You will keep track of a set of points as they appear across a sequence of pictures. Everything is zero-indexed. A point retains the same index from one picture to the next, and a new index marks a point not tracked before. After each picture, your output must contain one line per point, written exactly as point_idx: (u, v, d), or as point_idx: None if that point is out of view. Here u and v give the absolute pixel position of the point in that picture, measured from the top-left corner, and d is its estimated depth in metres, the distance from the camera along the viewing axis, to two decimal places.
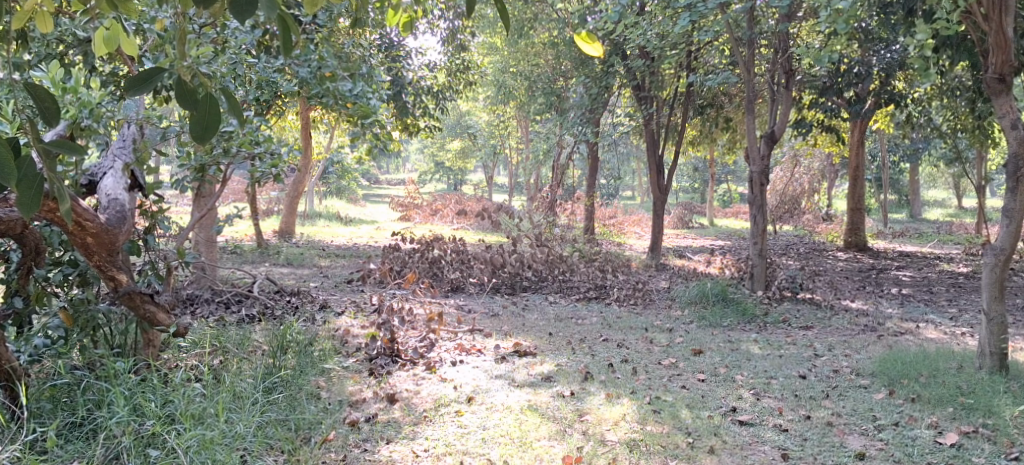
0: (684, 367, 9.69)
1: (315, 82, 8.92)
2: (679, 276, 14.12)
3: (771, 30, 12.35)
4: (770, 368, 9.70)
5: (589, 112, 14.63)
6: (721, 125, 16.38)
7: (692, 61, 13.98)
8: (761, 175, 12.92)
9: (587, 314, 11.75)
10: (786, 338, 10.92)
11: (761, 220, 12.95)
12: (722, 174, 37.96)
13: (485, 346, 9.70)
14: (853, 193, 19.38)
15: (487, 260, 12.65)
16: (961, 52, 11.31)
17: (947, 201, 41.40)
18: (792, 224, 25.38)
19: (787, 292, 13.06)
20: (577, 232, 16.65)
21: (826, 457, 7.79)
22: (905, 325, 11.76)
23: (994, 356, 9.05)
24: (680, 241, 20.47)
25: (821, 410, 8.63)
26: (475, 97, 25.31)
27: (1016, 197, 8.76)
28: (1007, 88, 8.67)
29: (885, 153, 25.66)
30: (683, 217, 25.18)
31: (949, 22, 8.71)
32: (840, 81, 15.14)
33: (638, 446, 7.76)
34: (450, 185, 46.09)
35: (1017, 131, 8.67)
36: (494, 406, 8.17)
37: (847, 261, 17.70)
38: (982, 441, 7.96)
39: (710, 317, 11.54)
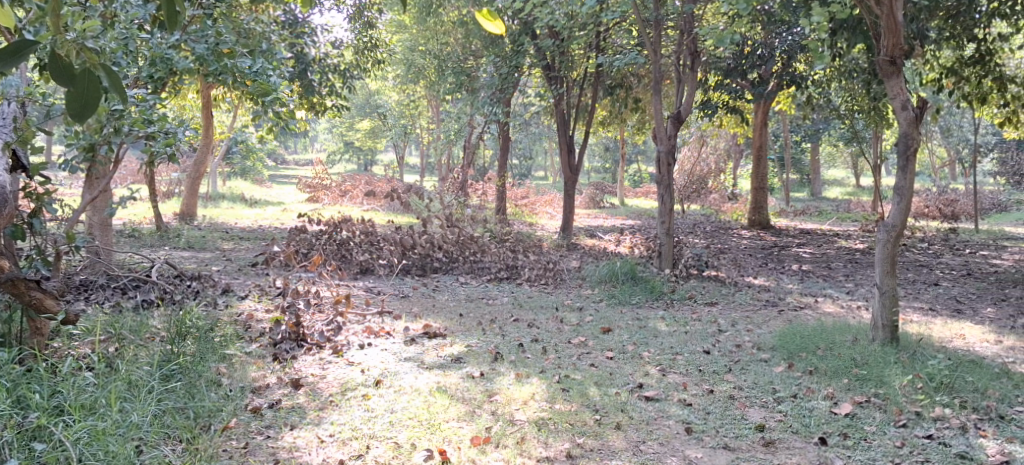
0: (593, 346, 9.76)
1: (213, 58, 8.65)
2: (590, 256, 14.23)
3: (676, 11, 12.51)
4: (676, 344, 9.84)
5: (499, 91, 14.50)
6: (630, 105, 16.54)
7: (600, 41, 14.05)
8: (668, 155, 13.05)
9: (497, 294, 11.75)
10: (692, 314, 11.10)
11: (668, 200, 13.11)
12: (632, 155, 38.35)
13: (394, 329, 9.61)
14: (757, 173, 19.78)
15: (396, 241, 12.52)
16: (856, 35, 11.65)
17: (847, 179, 42.63)
18: (700, 203, 25.78)
19: (693, 270, 13.29)
20: (488, 213, 16.61)
21: (728, 430, 7.95)
22: (805, 300, 12.10)
23: (886, 328, 9.34)
24: (591, 220, 20.60)
25: (724, 384, 8.79)
26: (383, 76, 24.99)
27: (906, 176, 9.06)
28: (897, 70, 8.89)
29: (787, 133, 26.25)
30: (594, 196, 25.35)
31: (845, 6, 8.93)
32: (745, 64, 15.72)
33: (547, 424, 7.83)
34: (361, 166, 45.51)
35: (906, 112, 8.93)
36: (402, 388, 8.11)
37: (751, 239, 18.07)
38: (874, 411, 8.22)
39: (619, 295, 11.67)
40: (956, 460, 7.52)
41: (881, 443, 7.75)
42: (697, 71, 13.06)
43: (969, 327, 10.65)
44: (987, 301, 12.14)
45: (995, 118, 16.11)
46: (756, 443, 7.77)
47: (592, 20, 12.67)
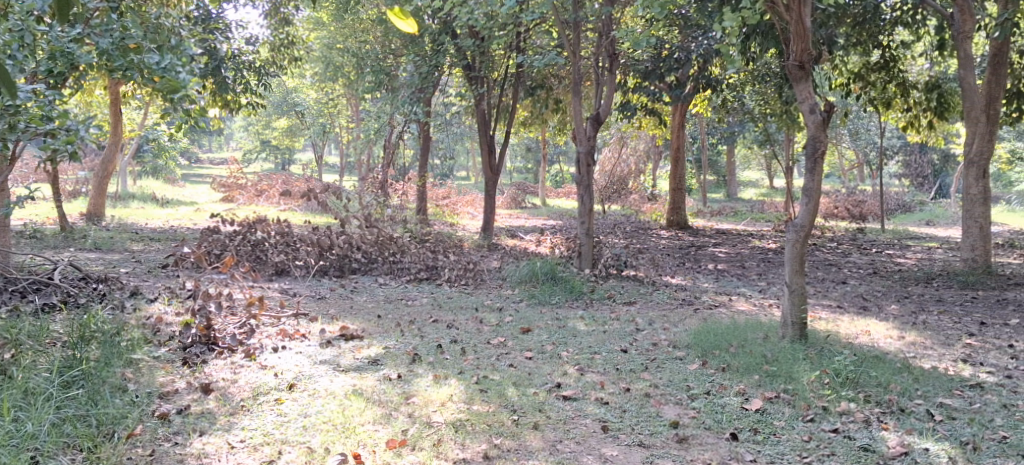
0: (512, 346, 9.77)
1: (118, 54, 8.48)
2: (510, 256, 14.25)
3: (594, 13, 12.62)
4: (594, 343, 9.91)
5: (419, 91, 14.44)
6: (550, 106, 16.61)
7: (520, 42, 14.11)
8: (587, 156, 13.13)
9: (417, 294, 11.69)
10: (611, 314, 11.19)
11: (588, 200, 13.19)
12: (553, 156, 38.53)
13: (310, 331, 9.48)
14: (676, 174, 20.04)
15: (314, 241, 12.35)
16: (768, 40, 11.93)
17: (761, 181, 43.50)
18: (620, 204, 26.02)
19: (612, 270, 13.39)
20: (408, 214, 16.50)
21: (643, 427, 8.05)
22: (719, 298, 12.30)
23: (795, 326, 9.56)
24: (513, 221, 20.62)
25: (640, 382, 8.88)
26: (300, 73, 24.65)
27: (813, 178, 9.26)
28: (806, 74, 9.11)
29: (704, 135, 26.66)
30: (516, 196, 25.38)
31: (755, 11, 9.17)
32: (662, 66, 15.66)
33: (464, 426, 7.83)
34: (278, 164, 44.80)
35: (814, 116, 9.15)
36: (316, 392, 8.03)
37: (669, 239, 18.31)
38: (783, 406, 8.39)
39: (539, 295, 11.71)
40: (860, 453, 7.74)
41: (789, 438, 7.93)
42: (616, 73, 13.19)
43: (874, 324, 10.95)
44: (890, 299, 12.50)
45: (899, 123, 16.62)
46: (670, 439, 7.88)
47: (511, 20, 12.66)
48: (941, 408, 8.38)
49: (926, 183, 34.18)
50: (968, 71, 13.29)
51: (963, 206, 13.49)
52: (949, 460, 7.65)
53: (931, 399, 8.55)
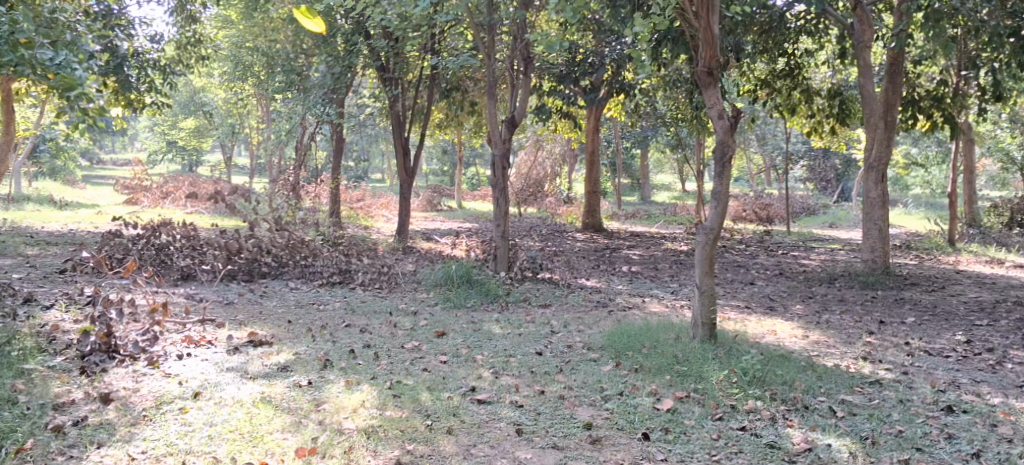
0: (426, 350, 9.65)
1: (8, 48, 8.12)
2: (425, 259, 14.12)
3: (509, 16, 12.63)
4: (509, 346, 9.86)
5: (331, 91, 14.20)
6: (465, 108, 16.54)
7: (434, 44, 14.03)
8: (503, 159, 13.11)
9: (329, 299, 11.49)
10: (526, 316, 11.16)
11: (503, 203, 13.15)
12: (469, 158, 38.43)
13: (216, 338, 9.22)
14: (590, 177, 20.16)
15: (222, 245, 12.06)
16: (678, 45, 12.11)
17: (674, 184, 44.17)
18: (536, 207, 26.07)
19: (527, 272, 13.38)
20: (321, 216, 16.23)
21: (557, 430, 8.04)
22: (632, 300, 12.37)
23: (705, 326, 9.67)
24: (429, 224, 20.43)
25: (555, 384, 8.86)
26: (209, 73, 24.08)
27: (722, 181, 9.40)
28: (714, 81, 9.31)
29: (618, 139, 26.89)
30: (432, 199, 25.23)
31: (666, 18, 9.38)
32: (577, 71, 15.67)
33: (376, 432, 7.74)
34: (185, 165, 43.69)
35: (723, 121, 9.32)
36: (223, 400, 7.85)
37: (585, 241, 18.32)
38: (694, 405, 8.46)
39: (454, 298, 11.63)
40: (766, 450, 7.83)
41: (699, 436, 7.99)
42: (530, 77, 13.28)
43: (780, 324, 11.12)
44: (796, 299, 12.75)
45: (804, 129, 16.95)
46: (584, 441, 7.89)
47: (425, 22, 12.57)
48: (843, 404, 8.53)
49: (830, 186, 35.34)
50: (868, 79, 13.57)
51: (863, 210, 13.79)
52: (850, 455, 7.80)
53: (833, 396, 8.71)
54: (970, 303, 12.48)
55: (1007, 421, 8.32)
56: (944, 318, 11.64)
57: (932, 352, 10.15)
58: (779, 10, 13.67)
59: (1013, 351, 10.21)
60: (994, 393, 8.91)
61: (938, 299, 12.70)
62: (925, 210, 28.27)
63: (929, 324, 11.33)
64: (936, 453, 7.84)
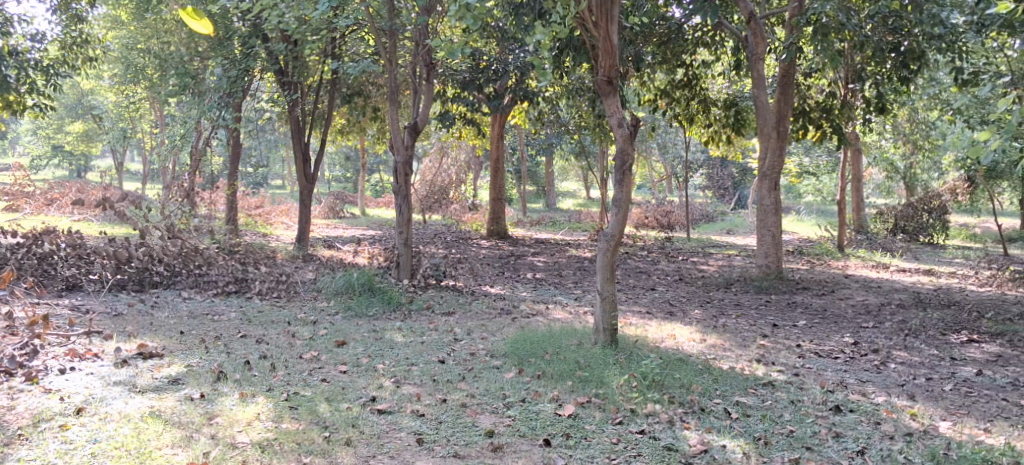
0: (325, 360, 9.46)
1: None
2: (326, 267, 13.87)
3: (410, 21, 12.55)
4: (410, 355, 9.74)
5: (227, 96, 13.87)
6: (368, 114, 16.36)
7: (334, 48, 13.83)
8: (405, 165, 12.99)
9: (224, 308, 11.18)
10: (429, 324, 11.05)
11: (405, 210, 13.05)
12: (373, 164, 38.08)
13: (103, 350, 8.89)
14: (494, 184, 20.15)
15: (110, 254, 11.64)
16: (580, 53, 12.27)
17: (578, 192, 44.60)
18: (441, 214, 25.96)
19: (431, 280, 13.26)
20: (218, 224, 15.82)
21: (458, 438, 7.97)
22: (537, 307, 12.37)
23: (606, 332, 9.73)
24: (330, 231, 20.13)
25: (456, 392, 8.78)
26: (99, 75, 23.28)
27: (622, 188, 9.51)
28: (614, 89, 9.47)
29: (523, 146, 26.96)
30: (333, 206, 24.88)
31: (566, 26, 9.52)
32: (480, 78, 15.85)
33: (271, 446, 7.60)
34: (74, 171, 42.17)
35: (622, 129, 9.47)
36: (107, 416, 7.65)
37: (489, 249, 18.27)
38: (594, 410, 8.48)
39: (355, 307, 11.44)
40: (664, 453, 7.88)
41: (599, 441, 8.01)
42: (432, 83, 13.24)
43: (679, 328, 11.26)
44: (694, 303, 12.92)
45: (702, 138, 17.23)
46: (485, 448, 7.83)
47: (324, 26, 12.39)
48: (737, 406, 8.67)
49: (727, 194, 36.15)
50: (761, 90, 13.84)
51: (757, 217, 14.08)
52: (743, 455, 7.90)
53: (729, 398, 8.83)
54: (858, 306, 12.82)
55: (890, 418, 8.56)
56: (832, 320, 11.95)
57: (821, 353, 10.40)
58: (678, 21, 13.88)
59: (896, 352, 10.53)
60: (878, 392, 9.18)
61: (827, 303, 13.04)
62: (816, 217, 29.11)
63: (819, 327, 11.61)
64: (824, 452, 7.99)
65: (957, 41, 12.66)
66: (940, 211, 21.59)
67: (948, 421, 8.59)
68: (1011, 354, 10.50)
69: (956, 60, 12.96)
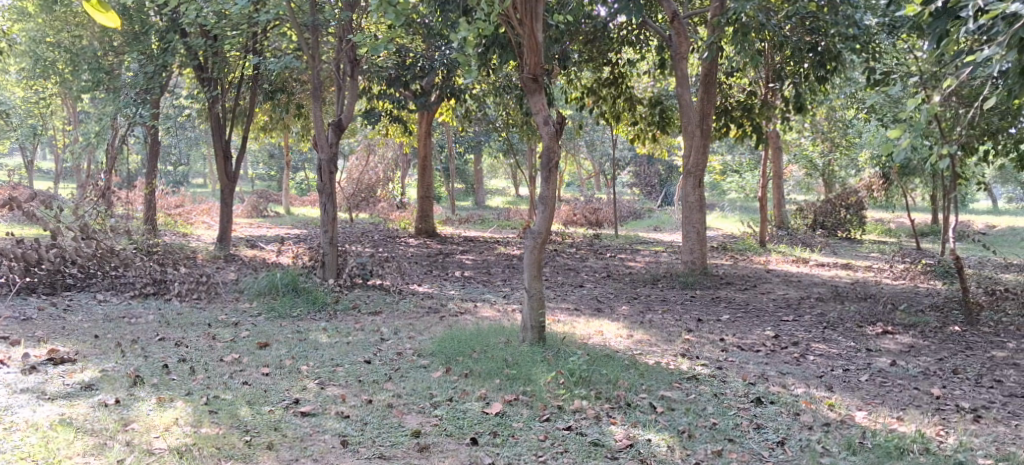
0: (247, 363, 9.27)
1: None
2: (249, 267, 13.61)
3: (334, 17, 12.39)
4: (335, 356, 9.59)
5: (143, 92, 13.51)
6: (291, 111, 16.12)
7: (256, 44, 13.57)
8: (330, 163, 12.82)
9: (142, 311, 10.89)
10: (355, 324, 10.90)
11: (330, 208, 12.87)
12: (297, 161, 37.50)
13: (10, 357, 8.61)
14: (422, 182, 20.02)
15: (19, 256, 11.38)
16: (506, 51, 12.23)
17: (506, 190, 44.56)
18: (368, 212, 25.74)
19: (357, 279, 13.08)
20: (136, 223, 15.42)
21: (383, 439, 7.87)
22: (464, 305, 12.30)
23: (533, 329, 9.73)
24: (254, 230, 19.76)
25: (382, 393, 8.67)
26: (6, 69, 22.45)
27: (548, 186, 9.50)
28: (539, 87, 9.45)
29: (450, 143, 26.84)
30: (257, 204, 24.47)
31: (491, 23, 9.45)
32: (406, 75, 15.78)
33: (189, 451, 7.42)
34: None
35: (548, 126, 9.46)
36: (14, 425, 7.43)
37: (417, 247, 18.12)
38: (522, 407, 8.45)
39: (279, 308, 11.24)
40: (590, 448, 7.88)
41: (526, 438, 7.97)
42: (357, 80, 13.09)
43: (607, 324, 11.28)
44: (622, 300, 12.98)
45: (628, 136, 17.35)
46: (411, 449, 7.74)
47: (244, 21, 12.15)
48: (662, 400, 8.72)
49: (654, 191, 36.47)
50: (685, 89, 13.95)
51: (682, 214, 14.21)
52: (668, 449, 7.93)
53: (654, 393, 8.88)
54: (780, 300, 13.03)
55: (809, 409, 8.69)
56: (755, 314, 12.12)
57: (743, 347, 10.53)
58: (603, 19, 13.96)
59: (815, 344, 10.71)
60: (797, 384, 9.31)
61: (750, 297, 13.22)
62: (739, 214, 29.53)
63: (742, 321, 11.76)
64: (746, 444, 8.07)
65: (870, 42, 12.96)
66: (857, 207, 22.11)
67: (863, 411, 8.75)
68: (923, 344, 10.76)
69: (871, 61, 13.25)
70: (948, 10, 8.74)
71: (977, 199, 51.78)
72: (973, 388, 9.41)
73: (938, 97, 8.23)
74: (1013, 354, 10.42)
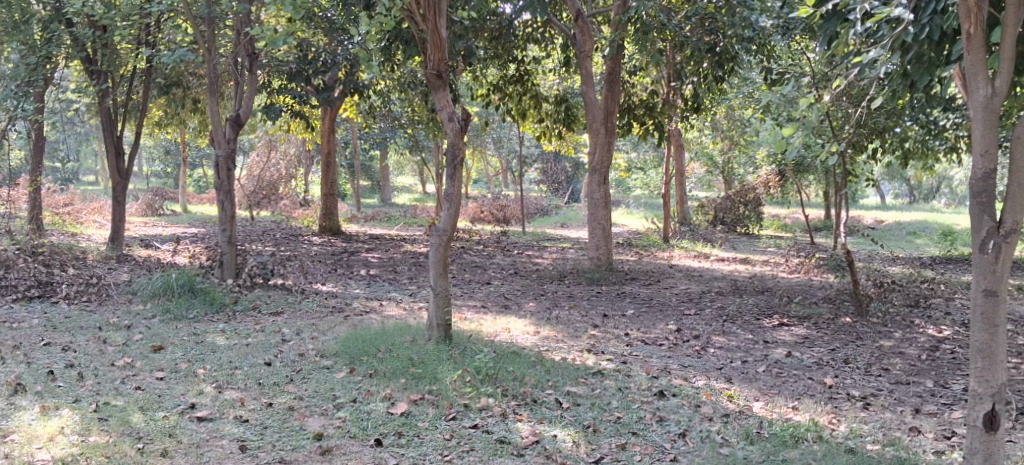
0: (140, 367, 8.91)
1: None
2: (142, 267, 13.13)
3: (230, 10, 12.03)
4: (234, 358, 9.29)
5: (26, 85, 12.91)
6: (188, 106, 15.63)
7: (149, 35, 13.09)
8: (227, 159, 12.45)
9: (26, 315, 10.39)
10: (255, 325, 10.59)
11: (228, 206, 12.49)
12: (194, 159, 36.53)
13: None
14: (326, 178, 19.65)
15: None
16: (409, 47, 12.05)
17: (413, 188, 44.25)
18: (269, 210, 25.17)
19: (258, 279, 12.70)
20: (21, 222, 14.76)
21: (284, 443, 7.63)
22: (370, 304, 12.08)
23: (440, 327, 9.59)
24: (147, 229, 19.09)
25: (284, 395, 8.42)
26: None
27: (454, 182, 9.36)
28: (444, 83, 9.30)
29: (354, 139, 26.45)
30: (152, 203, 23.73)
31: (391, 17, 9.26)
32: (308, 69, 15.56)
33: (74, 461, 7.09)
34: None
35: (453, 123, 9.33)
36: None
37: (321, 245, 17.79)
38: (427, 407, 8.30)
39: (174, 310, 10.85)
40: (496, 446, 7.78)
41: (431, 437, 7.83)
42: (256, 75, 12.75)
43: (514, 321, 11.20)
44: (529, 296, 12.92)
45: (533, 133, 17.33)
46: (313, 452, 7.52)
47: (135, 12, 11.70)
48: (568, 395, 8.67)
49: (561, 188, 36.65)
50: (589, 86, 13.96)
51: (588, 211, 14.23)
52: (573, 444, 7.87)
53: (560, 389, 8.83)
54: (683, 294, 13.16)
55: (709, 401, 8.74)
56: (658, 309, 12.21)
57: (648, 341, 10.58)
58: (508, 16, 13.91)
59: (715, 336, 10.83)
60: (699, 376, 9.38)
61: (653, 292, 13.32)
62: (645, 211, 29.48)
63: (646, 316, 11.82)
64: (650, 436, 8.07)
65: (765, 43, 13.27)
66: (755, 203, 22.57)
67: (761, 400, 8.86)
68: (817, 335, 10.98)
69: (767, 61, 13.48)
70: (837, 13, 9.06)
71: (868, 195, 53.58)
72: (864, 377, 9.62)
73: (828, 98, 8.39)
74: (899, 344, 10.69)
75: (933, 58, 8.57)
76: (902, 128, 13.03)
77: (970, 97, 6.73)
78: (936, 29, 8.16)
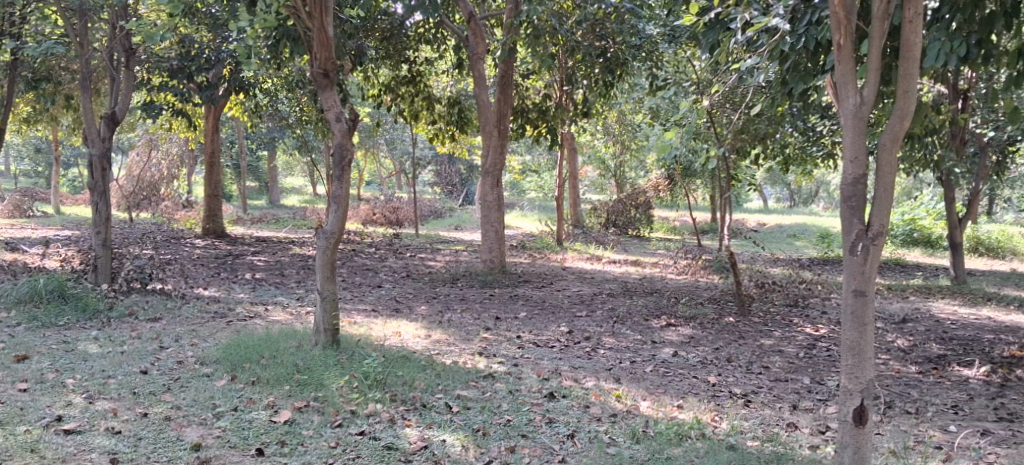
0: (3, 378, 8.42)
1: None
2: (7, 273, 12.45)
3: (104, 3, 11.50)
4: (107, 366, 8.85)
5: None
6: (61, 103, 14.91)
7: (15, 27, 12.43)
8: (102, 159, 11.89)
9: None
10: (131, 332, 10.12)
11: (102, 207, 11.93)
12: (68, 157, 35.06)
13: None
14: (209, 179, 19.04)
15: None
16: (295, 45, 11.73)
17: (303, 189, 43.47)
18: (150, 211, 24.28)
19: (135, 283, 12.10)
20: None
21: (159, 455, 7.30)
22: (254, 309, 11.70)
23: (327, 332, 9.33)
24: (16, 232, 18.18)
25: (160, 405, 8.05)
26: None
27: (341, 184, 9.12)
28: (330, 82, 9.06)
29: (241, 139, 25.75)
30: (21, 204, 22.66)
31: (274, 13, 8.97)
32: (190, 67, 14.79)
33: None
34: None
35: (340, 123, 9.09)
36: None
37: (204, 248, 17.23)
38: (312, 414, 8.04)
39: (42, 317, 10.31)
40: (383, 452, 7.58)
41: (316, 446, 7.59)
42: (132, 71, 12.22)
43: (404, 325, 11.00)
44: (420, 299, 12.72)
45: (426, 134, 17.12)
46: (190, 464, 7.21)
47: None
48: (457, 399, 8.52)
49: (454, 190, 36.51)
50: (480, 88, 13.87)
51: (481, 212, 14.12)
52: (462, 448, 7.73)
53: (450, 392, 8.67)
54: (574, 297, 13.16)
55: (598, 401, 8.71)
56: (550, 311, 12.16)
57: (539, 344, 10.51)
58: (399, 17, 13.71)
59: (606, 338, 10.84)
60: (588, 377, 9.35)
61: (546, 294, 13.28)
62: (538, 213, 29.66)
63: (538, 318, 11.76)
64: (538, 438, 7.98)
65: (653, 50, 13.37)
66: (646, 206, 22.83)
67: (648, 400, 8.88)
68: (702, 335, 11.09)
69: (656, 67, 13.60)
70: (720, 21, 8.98)
71: (754, 199, 55.04)
72: (745, 375, 9.74)
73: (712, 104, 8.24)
74: (779, 342, 10.89)
75: (809, 67, 8.63)
76: (784, 133, 13.31)
77: (840, 105, 6.85)
78: (811, 40, 8.26)
